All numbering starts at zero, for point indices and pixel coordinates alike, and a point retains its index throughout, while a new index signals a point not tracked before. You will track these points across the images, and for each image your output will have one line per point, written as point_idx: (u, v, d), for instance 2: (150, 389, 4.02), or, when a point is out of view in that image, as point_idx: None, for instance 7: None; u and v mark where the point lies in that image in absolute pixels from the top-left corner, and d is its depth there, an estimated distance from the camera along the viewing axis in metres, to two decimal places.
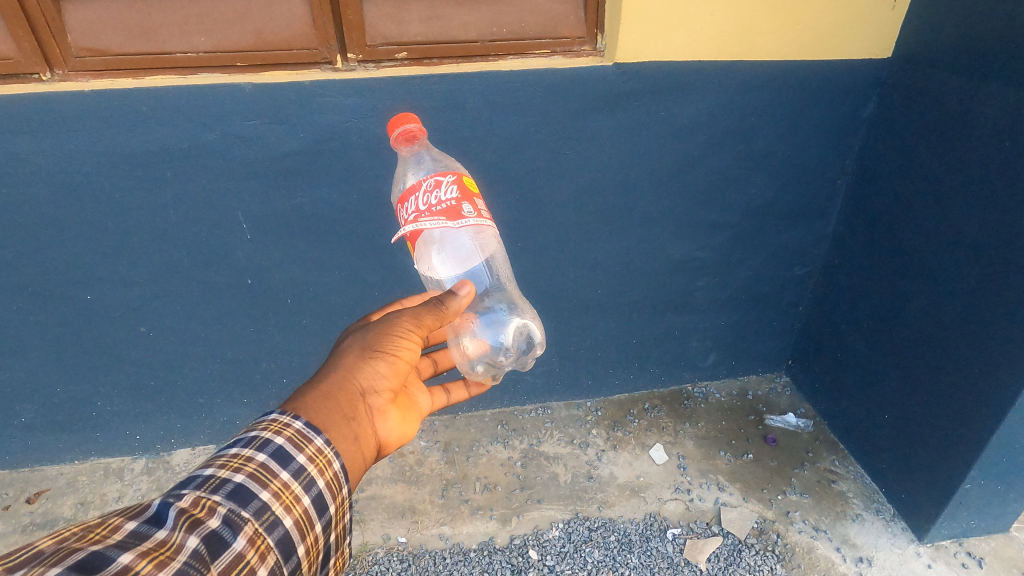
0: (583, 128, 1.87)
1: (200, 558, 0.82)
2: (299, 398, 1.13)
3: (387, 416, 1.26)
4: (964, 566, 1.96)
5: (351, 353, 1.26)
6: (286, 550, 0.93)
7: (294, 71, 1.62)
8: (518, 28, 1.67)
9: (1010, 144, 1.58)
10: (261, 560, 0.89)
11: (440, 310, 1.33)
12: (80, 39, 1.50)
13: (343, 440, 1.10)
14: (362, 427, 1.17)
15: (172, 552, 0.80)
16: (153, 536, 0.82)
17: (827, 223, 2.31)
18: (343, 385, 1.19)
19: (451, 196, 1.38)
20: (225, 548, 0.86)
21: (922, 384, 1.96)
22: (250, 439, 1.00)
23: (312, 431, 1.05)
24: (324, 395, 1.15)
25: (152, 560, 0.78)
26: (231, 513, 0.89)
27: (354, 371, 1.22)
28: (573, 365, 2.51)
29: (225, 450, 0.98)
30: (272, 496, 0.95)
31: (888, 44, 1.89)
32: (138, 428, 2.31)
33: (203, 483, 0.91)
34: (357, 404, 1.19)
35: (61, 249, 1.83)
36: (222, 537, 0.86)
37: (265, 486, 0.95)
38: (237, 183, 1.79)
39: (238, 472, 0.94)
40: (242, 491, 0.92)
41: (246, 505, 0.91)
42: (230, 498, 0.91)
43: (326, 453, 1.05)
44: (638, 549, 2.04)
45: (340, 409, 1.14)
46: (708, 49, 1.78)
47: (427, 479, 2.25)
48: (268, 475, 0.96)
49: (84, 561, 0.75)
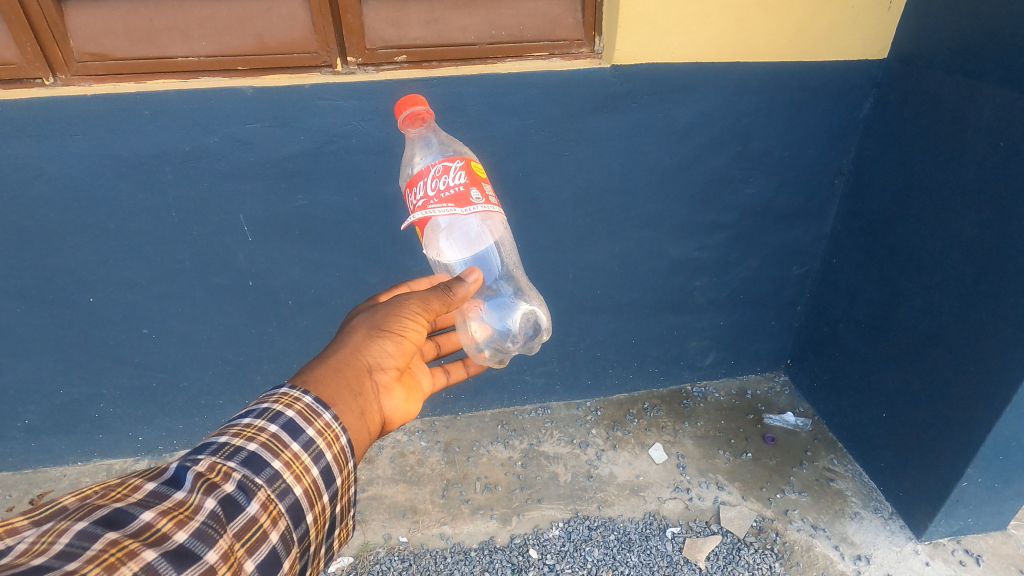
0: (582, 130, 1.89)
1: (216, 519, 0.85)
2: (307, 371, 1.14)
3: (393, 393, 1.26)
4: (962, 564, 1.97)
5: (360, 331, 1.29)
6: (296, 517, 0.95)
7: (295, 74, 1.64)
8: (516, 31, 1.69)
9: (1004, 144, 1.60)
10: (272, 525, 0.91)
11: (447, 295, 1.37)
12: (83, 44, 1.52)
13: (350, 414, 1.10)
14: (368, 402, 1.17)
15: (190, 512, 0.84)
16: (171, 496, 0.85)
17: (825, 223, 2.32)
18: (351, 361, 1.20)
19: (459, 181, 1.39)
20: (239, 512, 0.88)
21: (920, 383, 1.97)
22: (263, 410, 1.00)
23: (321, 405, 1.05)
24: (332, 369, 1.16)
25: (172, 519, 0.82)
26: (245, 479, 0.91)
27: (362, 349, 1.24)
28: (573, 365, 2.52)
29: (238, 419, 0.99)
30: (284, 465, 0.96)
31: (883, 44, 1.91)
32: (141, 429, 2.33)
33: (218, 449, 0.93)
34: (364, 380, 1.19)
35: (64, 251, 1.84)
36: (237, 502, 0.89)
37: (276, 456, 0.95)
38: (238, 185, 1.81)
39: (251, 441, 0.95)
40: (256, 459, 0.94)
41: (259, 472, 0.93)
42: (244, 465, 0.92)
43: (334, 428, 1.05)
44: (637, 549, 2.05)
45: (348, 384, 1.15)
46: (705, 50, 1.79)
47: (427, 479, 2.26)
48: (279, 446, 0.97)
49: (108, 517, 0.80)
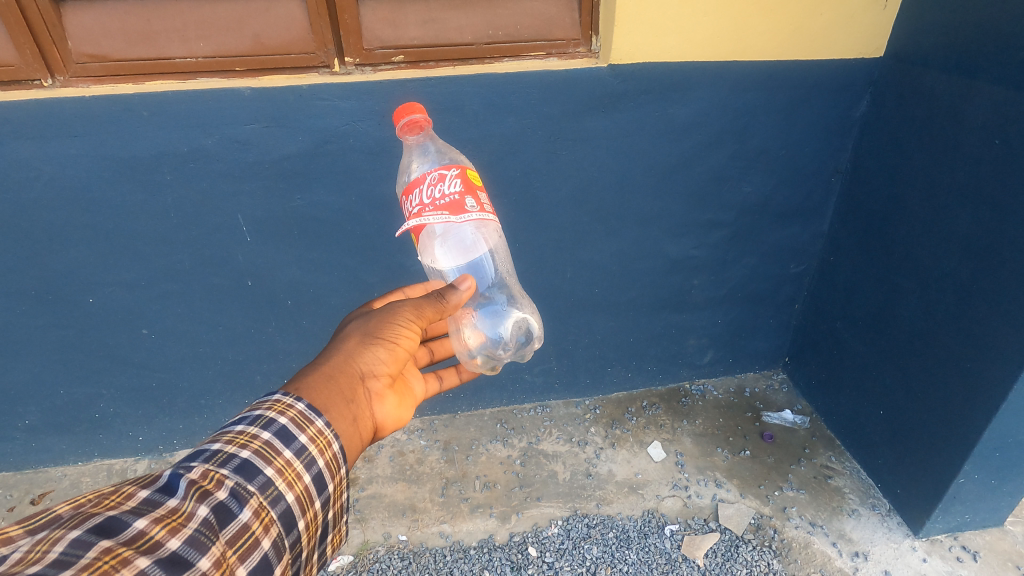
0: (579, 129, 1.90)
1: (209, 526, 0.86)
2: (301, 378, 1.15)
3: (385, 400, 1.27)
4: (960, 560, 1.97)
5: (353, 338, 1.29)
6: (287, 524, 0.95)
7: (293, 74, 1.64)
8: (514, 31, 1.70)
9: (1000, 142, 1.60)
10: (264, 532, 0.91)
11: (440, 303, 1.37)
12: (81, 46, 1.52)
13: (342, 421, 1.10)
14: (360, 409, 1.17)
15: (183, 519, 0.85)
16: (165, 503, 0.86)
17: (822, 222, 2.33)
18: (344, 369, 1.21)
19: (454, 190, 1.40)
20: (231, 519, 0.89)
21: (916, 381, 1.98)
22: (256, 417, 1.01)
23: (313, 413, 1.06)
24: (325, 376, 1.17)
25: (165, 527, 0.83)
26: (238, 486, 0.92)
27: (355, 356, 1.25)
28: (571, 363, 2.53)
29: (231, 426, 1.00)
30: (276, 473, 0.96)
31: (879, 43, 1.91)
32: (141, 428, 2.33)
33: (211, 457, 0.93)
34: (357, 387, 1.20)
35: (64, 252, 1.85)
36: (230, 509, 0.89)
37: (269, 463, 0.96)
38: (237, 185, 1.82)
39: (244, 448, 0.96)
40: (248, 466, 0.94)
41: (252, 479, 0.93)
42: (236, 472, 0.93)
43: (326, 435, 1.05)
44: (636, 546, 2.05)
45: (340, 391, 1.15)
46: (701, 49, 1.80)
47: (427, 478, 2.27)
48: (272, 453, 0.97)
49: (102, 525, 0.80)
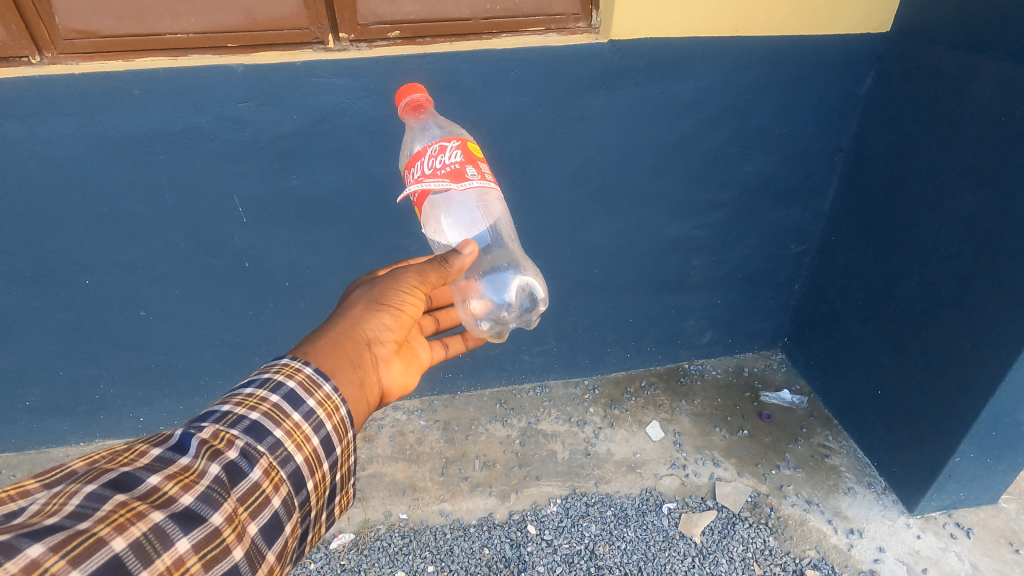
0: (579, 107, 1.87)
1: (221, 484, 0.86)
2: (307, 344, 1.14)
3: (391, 365, 1.27)
4: (953, 537, 2.00)
5: (358, 304, 1.28)
6: (297, 483, 0.95)
7: (286, 50, 1.61)
8: (512, 5, 1.66)
9: (1007, 121, 1.58)
10: (274, 490, 0.92)
11: (444, 269, 1.37)
12: (68, 21, 1.48)
13: (349, 386, 1.10)
14: (367, 374, 1.17)
15: (196, 476, 0.85)
16: (178, 460, 0.87)
17: (824, 201, 2.30)
18: (350, 334, 1.20)
19: (455, 160, 1.38)
20: (242, 477, 0.89)
21: (916, 361, 1.98)
22: (264, 380, 1.01)
23: (320, 377, 1.05)
24: (331, 342, 1.16)
25: (178, 483, 0.83)
26: (248, 446, 0.92)
27: (360, 322, 1.24)
28: (570, 344, 2.52)
29: (240, 388, 1.00)
30: (285, 434, 0.96)
31: (885, 17, 1.87)
32: (142, 410, 2.33)
33: (221, 418, 0.94)
34: (363, 353, 1.19)
35: (59, 234, 1.83)
36: (240, 468, 0.90)
37: (278, 425, 0.96)
38: (232, 166, 1.79)
39: (253, 410, 0.96)
40: (258, 427, 0.94)
41: (260, 440, 0.93)
42: (247, 432, 0.93)
43: (334, 399, 1.05)
44: (634, 524, 2.08)
45: (346, 356, 1.15)
46: (703, 24, 1.76)
47: (427, 457, 2.29)
48: (281, 415, 0.97)
49: (117, 480, 0.82)
